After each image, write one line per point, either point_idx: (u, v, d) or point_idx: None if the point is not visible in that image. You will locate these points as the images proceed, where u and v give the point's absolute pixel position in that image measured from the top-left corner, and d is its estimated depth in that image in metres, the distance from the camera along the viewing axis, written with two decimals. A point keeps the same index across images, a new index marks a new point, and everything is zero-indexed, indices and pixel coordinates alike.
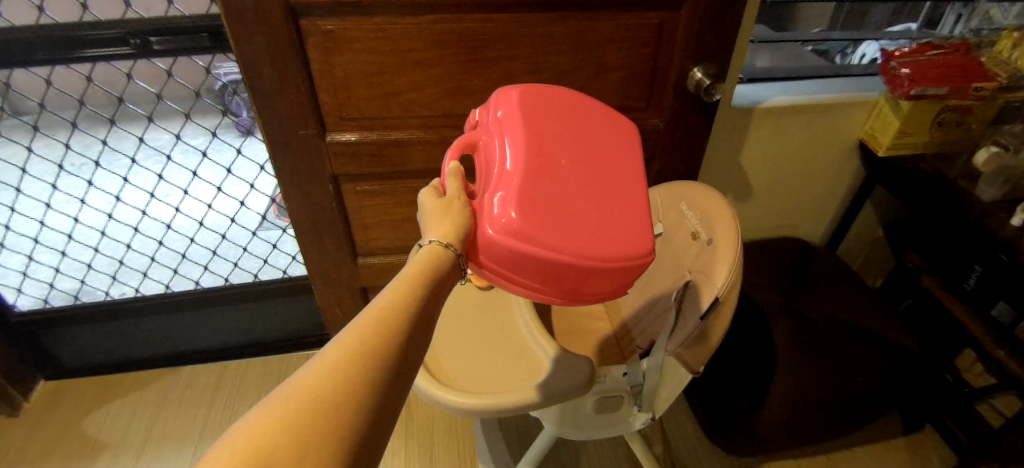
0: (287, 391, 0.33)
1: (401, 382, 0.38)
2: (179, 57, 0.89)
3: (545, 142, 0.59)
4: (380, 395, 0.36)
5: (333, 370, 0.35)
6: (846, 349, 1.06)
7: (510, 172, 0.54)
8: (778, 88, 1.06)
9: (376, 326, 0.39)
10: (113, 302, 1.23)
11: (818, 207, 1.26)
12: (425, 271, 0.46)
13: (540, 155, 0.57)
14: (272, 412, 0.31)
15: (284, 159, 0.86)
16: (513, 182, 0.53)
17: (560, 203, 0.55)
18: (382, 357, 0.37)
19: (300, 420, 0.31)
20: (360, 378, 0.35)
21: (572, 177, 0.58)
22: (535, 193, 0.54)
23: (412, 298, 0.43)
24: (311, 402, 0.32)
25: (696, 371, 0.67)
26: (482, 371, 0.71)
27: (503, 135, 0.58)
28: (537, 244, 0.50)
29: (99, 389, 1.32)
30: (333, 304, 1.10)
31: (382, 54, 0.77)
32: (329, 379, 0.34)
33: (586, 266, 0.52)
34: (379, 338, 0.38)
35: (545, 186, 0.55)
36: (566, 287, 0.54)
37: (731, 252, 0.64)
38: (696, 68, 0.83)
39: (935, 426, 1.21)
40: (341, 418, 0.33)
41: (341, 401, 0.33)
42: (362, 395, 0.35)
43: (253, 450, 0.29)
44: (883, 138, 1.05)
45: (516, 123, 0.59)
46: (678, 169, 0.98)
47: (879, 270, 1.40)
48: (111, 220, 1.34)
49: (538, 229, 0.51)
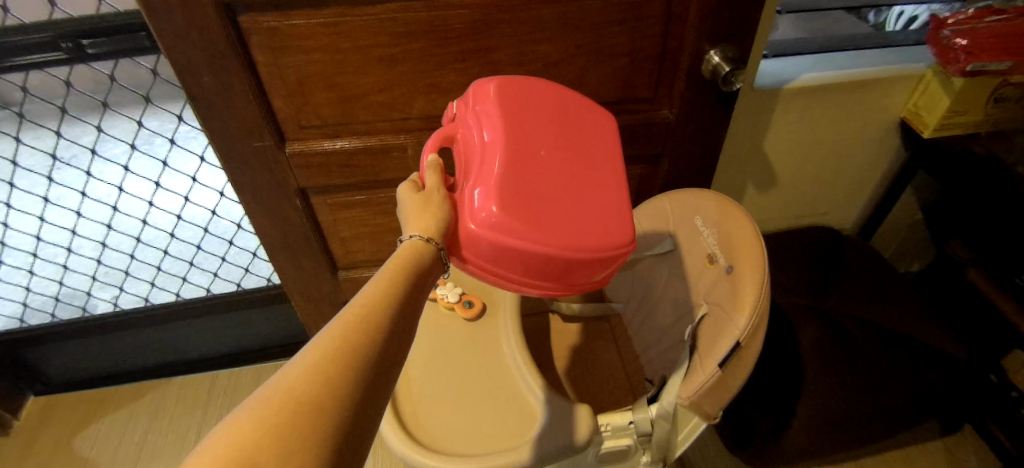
0: (250, 405, 0.30)
1: (380, 387, 0.35)
2: (118, 60, 0.78)
3: (528, 119, 0.52)
4: (355, 404, 0.32)
5: (303, 379, 0.31)
6: (877, 356, 0.96)
7: (489, 159, 0.47)
8: (806, 63, 0.92)
9: (352, 327, 0.35)
10: (91, 319, 1.16)
11: (849, 193, 1.13)
12: (403, 266, 0.42)
13: (524, 134, 0.50)
14: (250, 412, 0.29)
15: (242, 174, 0.76)
16: (492, 169, 0.47)
17: (548, 187, 0.48)
18: (356, 361, 0.34)
19: (261, 440, 0.28)
20: (340, 377, 0.32)
21: (560, 156, 0.51)
22: (519, 180, 0.47)
23: (392, 293, 0.39)
24: (291, 399, 0.30)
25: (713, 416, 0.57)
26: (468, 418, 0.62)
27: (479, 118, 0.51)
28: (522, 238, 0.44)
29: (91, 403, 1.27)
30: (317, 318, 1.03)
31: (338, 52, 0.65)
32: (296, 390, 0.30)
33: (581, 257, 0.46)
34: (352, 341, 0.34)
35: (530, 171, 0.48)
36: (560, 280, 0.48)
37: (753, 286, 0.54)
38: (713, 51, 0.70)
39: (973, 429, 1.11)
40: (308, 432, 0.29)
41: (310, 412, 0.30)
42: (335, 404, 0.31)
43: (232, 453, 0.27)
44: (929, 117, 0.91)
45: (493, 103, 0.51)
46: (691, 165, 0.86)
47: (914, 256, 1.28)
48: (77, 232, 1.26)
49: (523, 222, 0.45)
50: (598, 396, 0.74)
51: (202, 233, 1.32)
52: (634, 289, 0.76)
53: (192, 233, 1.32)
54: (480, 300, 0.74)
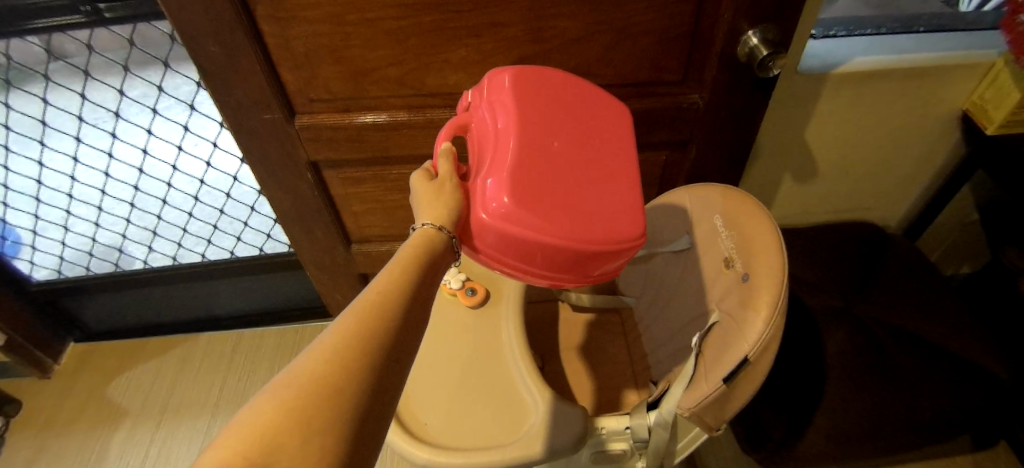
0: (263, 399, 0.29)
1: (394, 378, 0.34)
2: (135, 24, 0.78)
3: (544, 105, 0.48)
4: (369, 394, 0.32)
5: (314, 374, 0.30)
6: (908, 366, 0.91)
7: (503, 145, 0.44)
8: (862, 45, 0.83)
9: (364, 319, 0.34)
10: (123, 274, 1.21)
11: (897, 188, 1.04)
12: (415, 254, 0.40)
13: (541, 121, 0.47)
14: (264, 404, 0.29)
15: (253, 145, 0.75)
16: (506, 156, 0.43)
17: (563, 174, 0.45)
18: (370, 354, 0.33)
19: (273, 438, 0.27)
20: (352, 369, 0.31)
21: (578, 144, 0.47)
22: (533, 167, 0.43)
23: (405, 281, 0.38)
24: (304, 391, 0.29)
25: (715, 429, 0.54)
26: (466, 411, 0.62)
27: (494, 103, 0.48)
28: (534, 230, 0.41)
29: (125, 352, 1.33)
30: (331, 288, 1.04)
31: (345, 24, 0.62)
32: (308, 387, 0.30)
33: (597, 250, 0.43)
34: (364, 333, 0.33)
35: (546, 158, 0.45)
36: (575, 272, 0.45)
37: (769, 300, 0.50)
38: (751, 32, 0.63)
39: (1010, 447, 1.04)
40: (322, 428, 0.29)
41: (322, 408, 0.29)
42: (348, 398, 0.30)
43: (246, 444, 0.27)
44: (995, 112, 0.82)
45: (508, 87, 0.48)
46: (720, 154, 0.80)
47: (962, 259, 1.18)
48: (105, 191, 1.31)
49: (536, 212, 0.41)
50: (603, 392, 0.71)
51: (225, 198, 1.34)
52: (648, 284, 0.73)
53: (217, 198, 1.35)
54: (484, 287, 0.72)
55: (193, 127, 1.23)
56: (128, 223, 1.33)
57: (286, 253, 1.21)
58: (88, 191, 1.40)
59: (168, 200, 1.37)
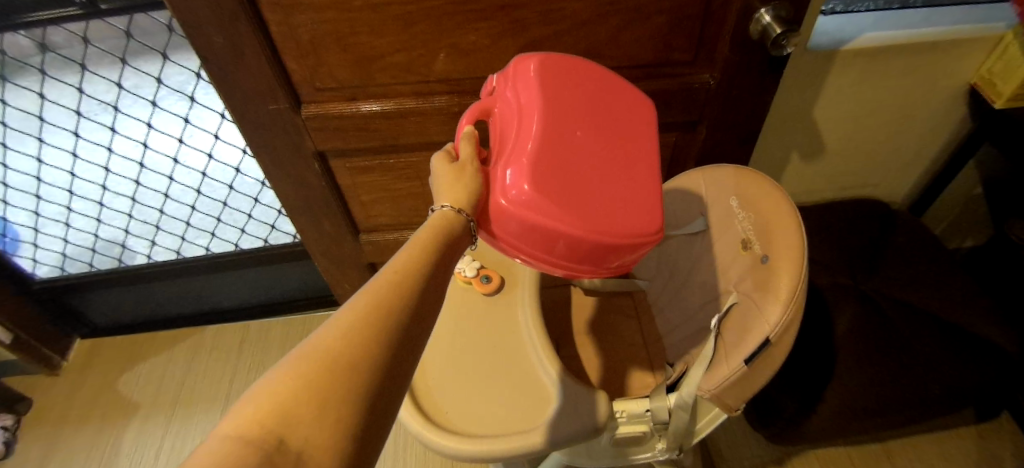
0: (278, 374, 0.29)
1: (409, 355, 0.33)
2: (133, 14, 0.76)
3: (569, 95, 0.48)
4: (385, 374, 0.31)
5: (331, 347, 0.30)
6: (916, 341, 0.92)
7: (524, 133, 0.44)
8: (871, 20, 0.82)
9: (382, 294, 0.33)
10: (127, 269, 1.20)
11: (904, 165, 1.04)
12: (432, 236, 0.40)
13: (564, 111, 0.46)
14: (279, 379, 0.28)
15: (259, 136, 0.74)
16: (527, 145, 0.43)
17: (583, 165, 0.44)
18: (387, 329, 0.32)
19: (290, 411, 0.27)
20: (369, 347, 0.31)
21: (599, 137, 0.46)
22: (553, 157, 0.43)
23: (422, 262, 0.37)
24: (319, 368, 0.29)
25: (735, 409, 0.55)
26: (485, 397, 0.63)
27: (518, 90, 0.47)
28: (552, 219, 0.41)
29: (132, 347, 1.33)
30: (339, 278, 1.04)
31: (351, 10, 0.61)
32: (326, 359, 0.29)
33: (613, 243, 0.43)
34: (382, 308, 0.33)
35: (568, 149, 0.44)
36: (591, 264, 0.45)
37: (789, 282, 0.50)
38: (765, 9, 0.62)
39: (1015, 418, 1.05)
40: (338, 402, 0.28)
41: (338, 382, 0.29)
42: (366, 373, 0.30)
43: (260, 419, 0.26)
44: (1004, 86, 0.81)
45: (534, 75, 0.47)
46: (731, 134, 0.79)
47: (967, 233, 1.19)
48: (106, 186, 1.29)
49: (554, 202, 0.41)
50: (619, 374, 0.71)
51: (227, 191, 1.33)
52: (662, 267, 0.73)
53: (219, 189, 1.34)
54: (498, 274, 0.73)
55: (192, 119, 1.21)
56: (130, 218, 1.32)
57: (291, 244, 1.21)
58: (88, 186, 1.39)
59: (170, 193, 1.35)
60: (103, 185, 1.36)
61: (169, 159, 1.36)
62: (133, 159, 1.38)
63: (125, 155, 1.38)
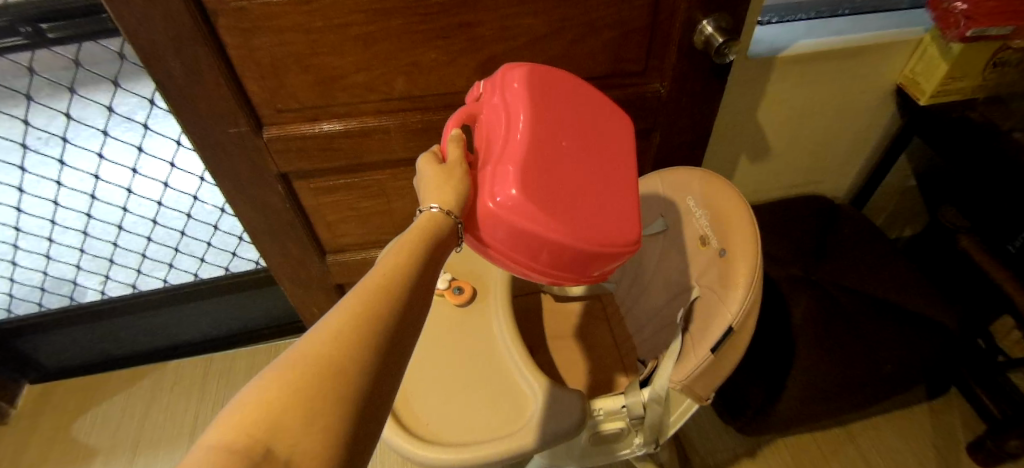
0: (267, 377, 0.29)
1: (396, 358, 0.34)
2: (84, 43, 0.75)
3: (553, 108, 0.50)
4: (373, 376, 0.32)
5: (319, 353, 0.30)
6: (867, 326, 0.98)
7: (512, 140, 0.45)
8: (803, 29, 0.89)
9: (369, 300, 0.34)
10: (78, 307, 1.15)
11: (843, 161, 1.11)
12: (419, 238, 0.40)
13: (549, 123, 0.48)
14: (267, 383, 0.29)
15: (219, 160, 0.73)
16: (515, 152, 0.44)
17: (568, 176, 0.46)
18: (374, 334, 0.33)
19: (280, 417, 0.27)
20: (357, 350, 0.31)
21: (581, 149, 0.49)
22: (540, 165, 0.45)
23: (408, 265, 0.38)
24: (308, 371, 0.29)
25: (704, 398, 0.57)
26: (463, 406, 0.63)
27: (506, 98, 0.49)
28: (539, 224, 0.43)
29: (86, 390, 1.26)
30: (308, 301, 1.03)
31: (311, 32, 0.62)
32: (316, 362, 0.30)
33: (595, 250, 0.45)
34: (370, 311, 0.33)
35: (552, 159, 0.46)
36: (572, 272, 0.47)
37: (746, 271, 0.53)
38: (706, 21, 0.66)
39: (962, 393, 1.12)
40: (326, 407, 0.29)
41: (326, 387, 0.29)
42: (354, 376, 0.30)
43: (250, 422, 0.27)
44: (927, 84, 0.88)
45: (521, 84, 0.49)
46: (683, 138, 0.84)
47: (905, 221, 1.27)
48: (53, 220, 1.24)
49: (541, 208, 0.43)
50: (593, 376, 0.73)
51: (185, 219, 1.30)
52: (627, 268, 0.75)
53: (175, 219, 1.30)
54: (470, 285, 0.74)
55: (145, 146, 1.19)
56: (81, 253, 1.27)
57: (254, 270, 1.18)
58: (34, 221, 1.33)
59: (123, 225, 1.31)
60: (50, 220, 1.30)
61: (122, 191, 1.32)
62: (82, 191, 1.33)
63: (74, 188, 1.32)
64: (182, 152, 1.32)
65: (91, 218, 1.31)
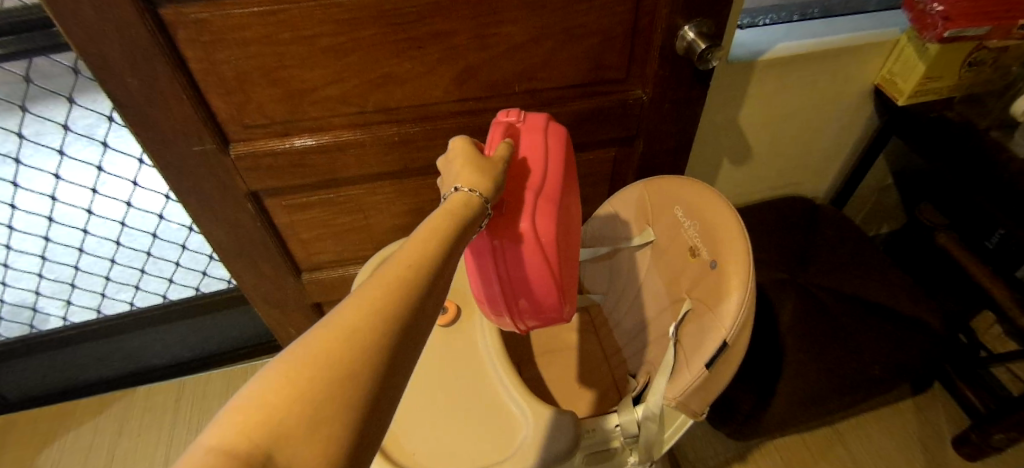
0: (265, 379, 0.26)
1: (408, 360, 0.30)
2: (33, 59, 0.70)
3: (571, 166, 0.54)
4: (381, 381, 0.28)
5: (324, 351, 0.27)
6: (854, 326, 0.98)
7: (551, 182, 0.48)
8: (781, 32, 0.89)
9: (385, 292, 0.30)
10: (40, 335, 1.09)
11: (823, 162, 1.11)
12: (443, 224, 0.37)
13: (569, 180, 0.53)
14: (263, 388, 0.26)
15: (185, 181, 0.69)
16: (557, 195, 0.48)
17: (568, 231, 0.51)
18: (386, 332, 0.29)
19: (274, 427, 0.24)
20: (366, 352, 0.28)
21: (572, 213, 0.54)
22: (562, 215, 0.49)
23: (430, 253, 0.34)
24: (307, 376, 0.26)
25: (700, 413, 0.56)
26: (452, 432, 0.61)
27: (554, 137, 0.51)
28: (551, 268, 0.46)
29: (49, 420, 1.19)
30: (284, 321, 0.99)
31: (279, 44, 0.58)
32: (318, 365, 0.27)
33: (563, 305, 0.50)
34: (382, 307, 0.30)
35: (566, 212, 0.51)
36: (526, 313, 0.50)
37: (739, 284, 0.52)
38: (687, 27, 0.65)
39: (945, 387, 1.13)
40: (326, 417, 0.26)
41: (329, 394, 0.26)
42: (359, 384, 0.27)
43: (242, 431, 0.24)
44: (905, 84, 0.89)
45: (566, 135, 0.53)
46: (667, 145, 0.82)
47: (883, 219, 1.29)
48: (7, 243, 1.18)
49: (558, 254, 0.47)
50: (584, 391, 0.71)
51: (150, 239, 1.25)
52: (614, 280, 0.74)
53: (142, 240, 1.25)
54: (455, 304, 0.71)
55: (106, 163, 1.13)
56: (39, 278, 1.20)
57: (225, 290, 1.14)
58: None
59: (86, 247, 1.25)
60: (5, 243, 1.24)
61: (82, 211, 1.26)
62: (37, 213, 1.27)
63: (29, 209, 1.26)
64: (147, 170, 1.27)
65: (49, 241, 1.25)
